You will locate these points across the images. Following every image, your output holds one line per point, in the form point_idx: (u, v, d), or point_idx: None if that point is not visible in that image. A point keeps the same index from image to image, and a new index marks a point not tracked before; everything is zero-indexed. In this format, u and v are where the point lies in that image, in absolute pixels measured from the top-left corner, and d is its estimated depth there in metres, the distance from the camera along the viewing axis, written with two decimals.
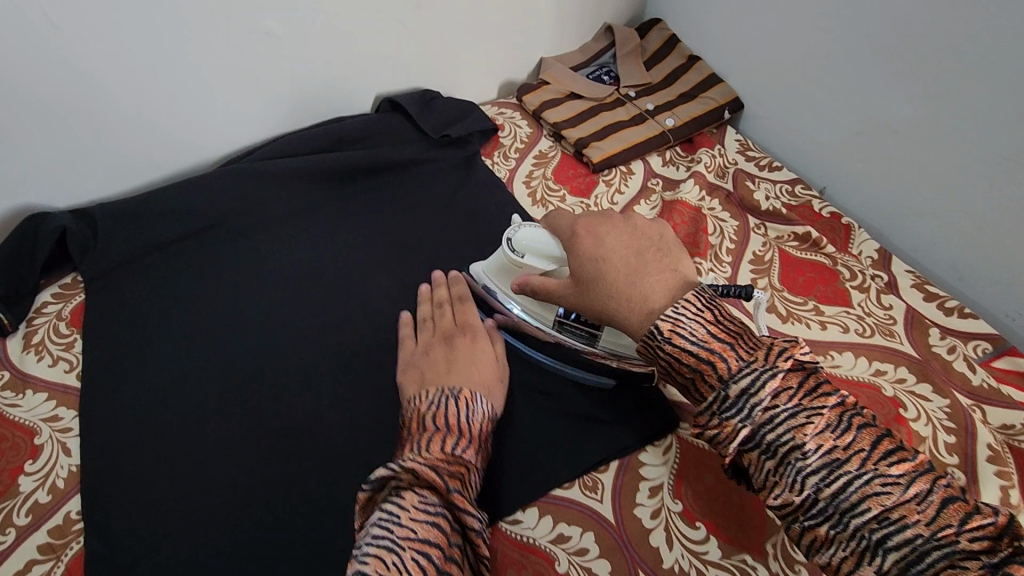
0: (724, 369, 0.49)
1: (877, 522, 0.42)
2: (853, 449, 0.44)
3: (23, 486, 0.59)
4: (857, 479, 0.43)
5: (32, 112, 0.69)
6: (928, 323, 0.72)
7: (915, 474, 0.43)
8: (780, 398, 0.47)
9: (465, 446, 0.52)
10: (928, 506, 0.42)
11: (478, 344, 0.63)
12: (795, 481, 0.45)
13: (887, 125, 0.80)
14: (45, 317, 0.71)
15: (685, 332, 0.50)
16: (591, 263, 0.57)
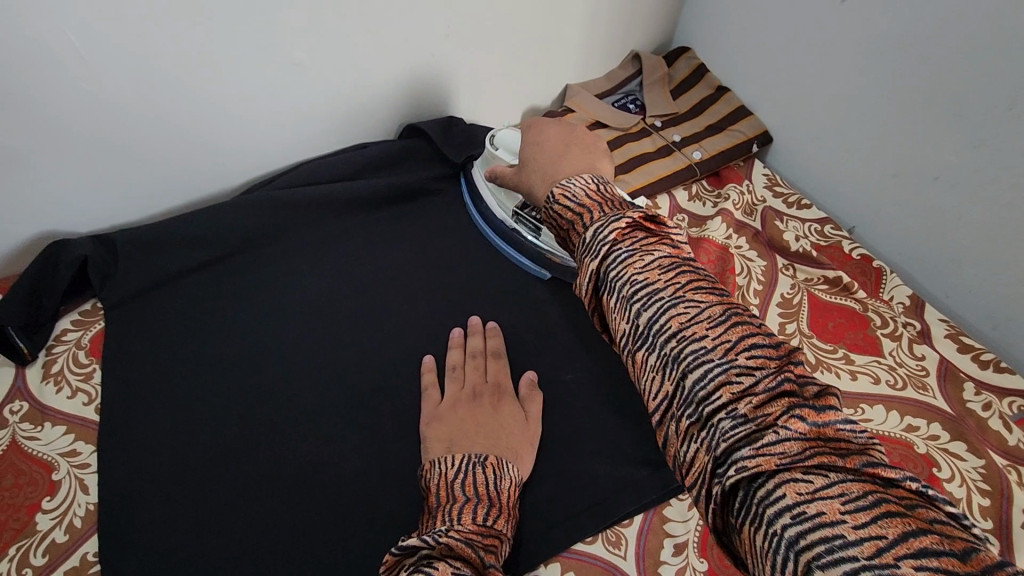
0: (589, 218, 0.50)
1: (678, 344, 0.40)
2: (671, 279, 0.43)
3: (40, 524, 0.58)
4: (668, 303, 0.42)
5: (59, 136, 0.68)
6: (963, 377, 0.70)
7: (725, 308, 0.42)
8: (618, 237, 0.46)
9: (495, 517, 0.51)
10: (724, 333, 0.40)
11: (508, 410, 0.62)
12: (622, 309, 0.43)
13: (925, 168, 0.78)
14: (65, 345, 0.70)
15: (570, 194, 0.53)
16: (531, 152, 0.68)
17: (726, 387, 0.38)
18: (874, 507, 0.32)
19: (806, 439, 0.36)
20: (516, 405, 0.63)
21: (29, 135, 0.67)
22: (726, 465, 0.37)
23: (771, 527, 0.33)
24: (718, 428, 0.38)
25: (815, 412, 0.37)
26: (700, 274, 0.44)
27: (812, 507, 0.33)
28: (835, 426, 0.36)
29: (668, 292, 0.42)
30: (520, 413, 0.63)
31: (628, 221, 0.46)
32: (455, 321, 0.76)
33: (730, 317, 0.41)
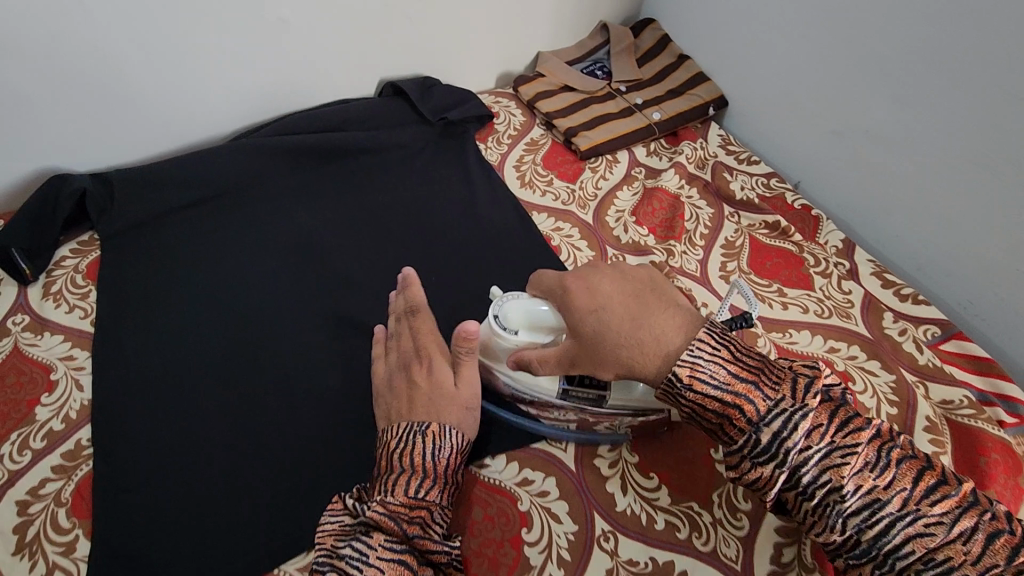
0: (750, 411, 0.46)
1: (924, 564, 0.41)
2: (890, 486, 0.43)
3: (39, 415, 0.64)
4: (898, 521, 0.42)
5: (63, 81, 0.75)
6: (884, 308, 0.76)
7: (958, 511, 0.42)
8: (810, 439, 0.44)
9: (427, 488, 0.53)
10: (974, 547, 0.41)
11: (438, 375, 0.59)
12: (831, 522, 0.43)
13: (858, 124, 0.85)
14: (63, 270, 0.76)
15: (706, 377, 0.47)
16: (591, 319, 0.53)
17: None
18: None
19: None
20: (447, 368, 0.59)
21: (35, 78, 0.73)
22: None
23: None
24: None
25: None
26: (915, 465, 0.44)
27: None
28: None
29: (894, 504, 0.42)
30: (451, 378, 0.59)
31: (811, 415, 0.45)
32: (423, 258, 0.82)
33: (971, 524, 0.41)
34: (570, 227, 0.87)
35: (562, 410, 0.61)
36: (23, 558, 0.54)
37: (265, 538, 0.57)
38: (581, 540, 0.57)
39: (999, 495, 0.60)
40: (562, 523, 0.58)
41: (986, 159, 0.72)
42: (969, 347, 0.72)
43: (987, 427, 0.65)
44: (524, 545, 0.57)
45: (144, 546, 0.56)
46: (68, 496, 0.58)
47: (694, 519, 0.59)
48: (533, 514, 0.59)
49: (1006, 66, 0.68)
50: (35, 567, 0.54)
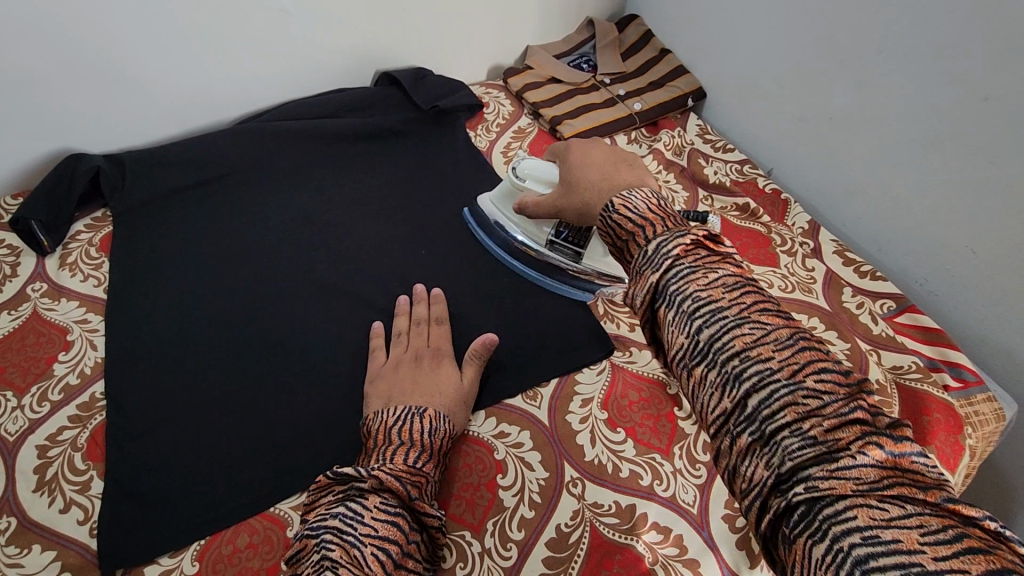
0: (650, 231, 0.48)
1: (744, 363, 0.40)
2: (738, 300, 0.43)
3: (56, 370, 0.69)
4: (732, 323, 0.41)
5: (79, 67, 0.81)
6: (843, 283, 0.82)
7: (794, 333, 0.41)
8: (681, 253, 0.45)
9: (424, 460, 0.57)
10: (793, 356, 0.39)
11: (446, 372, 0.67)
12: (680, 323, 0.43)
13: (823, 112, 0.90)
14: (78, 243, 0.82)
15: (632, 206, 0.51)
16: (576, 174, 0.66)
17: (793, 408, 0.38)
18: (954, 541, 0.32)
19: (882, 467, 0.35)
20: (454, 368, 0.68)
21: (52, 63, 0.79)
22: (791, 482, 0.36)
23: (835, 542, 0.33)
24: (783, 446, 0.37)
25: (891, 440, 0.36)
26: (765, 295, 0.43)
27: (887, 532, 0.33)
28: (911, 457, 0.36)
29: (734, 312, 0.42)
30: (457, 375, 0.67)
31: (693, 238, 0.46)
32: (413, 235, 0.88)
33: (798, 339, 0.40)
34: None
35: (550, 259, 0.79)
36: (42, 494, 0.60)
37: (263, 479, 0.63)
38: (552, 485, 0.62)
39: (939, 450, 0.66)
40: (534, 471, 0.63)
41: (934, 141, 0.77)
42: (922, 319, 0.77)
43: (932, 389, 0.70)
44: (499, 488, 0.62)
45: (152, 485, 0.61)
46: (84, 442, 0.64)
47: (657, 468, 0.64)
48: (508, 463, 0.64)
49: (981, 60, 0.70)
50: (53, 502, 0.59)
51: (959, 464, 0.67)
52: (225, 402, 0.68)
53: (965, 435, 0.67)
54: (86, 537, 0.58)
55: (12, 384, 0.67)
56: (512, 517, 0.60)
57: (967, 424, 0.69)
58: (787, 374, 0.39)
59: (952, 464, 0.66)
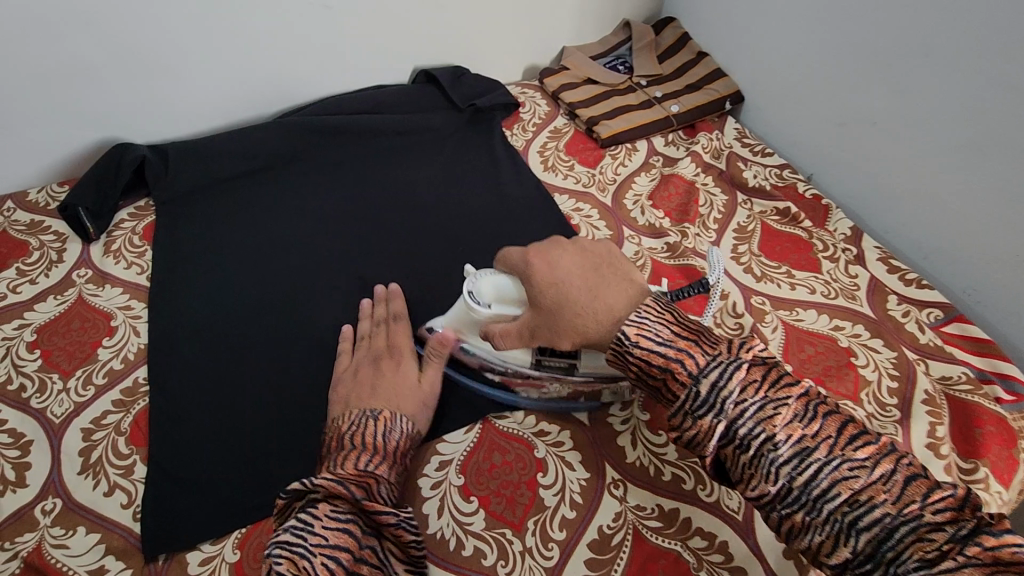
0: (691, 365, 0.50)
1: (847, 505, 0.45)
2: (820, 436, 0.47)
3: (101, 355, 0.70)
4: (825, 465, 0.46)
5: (131, 56, 0.82)
6: (888, 291, 0.80)
7: (882, 461, 0.46)
8: (745, 389, 0.49)
9: (376, 464, 0.54)
10: (892, 487, 0.45)
11: (403, 366, 0.64)
12: (767, 472, 0.47)
13: (865, 117, 0.89)
14: (122, 230, 0.83)
15: (651, 334, 0.52)
16: (550, 290, 0.58)
17: (915, 544, 0.42)
18: None
19: (982, 565, 0.41)
20: (413, 363, 0.64)
21: (104, 52, 0.80)
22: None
23: None
24: (901, 574, 0.42)
25: (991, 536, 0.42)
26: (837, 418, 0.48)
27: None
28: (1011, 550, 0.41)
29: (822, 452, 0.47)
30: (415, 370, 0.64)
31: (744, 369, 0.50)
32: (450, 231, 0.87)
33: (898, 470, 0.45)
34: (589, 208, 0.91)
35: (535, 377, 0.65)
36: (87, 476, 0.60)
37: (302, 469, 0.63)
38: (593, 486, 0.62)
39: (992, 463, 0.64)
40: (575, 470, 0.63)
41: (983, 147, 0.76)
42: (971, 329, 0.76)
43: (983, 401, 0.68)
44: (540, 487, 0.61)
45: (194, 471, 0.61)
46: (127, 426, 0.64)
47: (700, 472, 0.63)
48: (548, 461, 0.63)
49: None
50: (97, 485, 0.60)
51: (1014, 480, 0.64)
52: (264, 391, 0.68)
53: (1019, 449, 0.65)
54: (130, 521, 0.58)
55: (58, 367, 0.68)
56: (554, 517, 0.59)
57: (1022, 438, 0.67)
58: (889, 505, 0.44)
59: (1006, 479, 0.64)
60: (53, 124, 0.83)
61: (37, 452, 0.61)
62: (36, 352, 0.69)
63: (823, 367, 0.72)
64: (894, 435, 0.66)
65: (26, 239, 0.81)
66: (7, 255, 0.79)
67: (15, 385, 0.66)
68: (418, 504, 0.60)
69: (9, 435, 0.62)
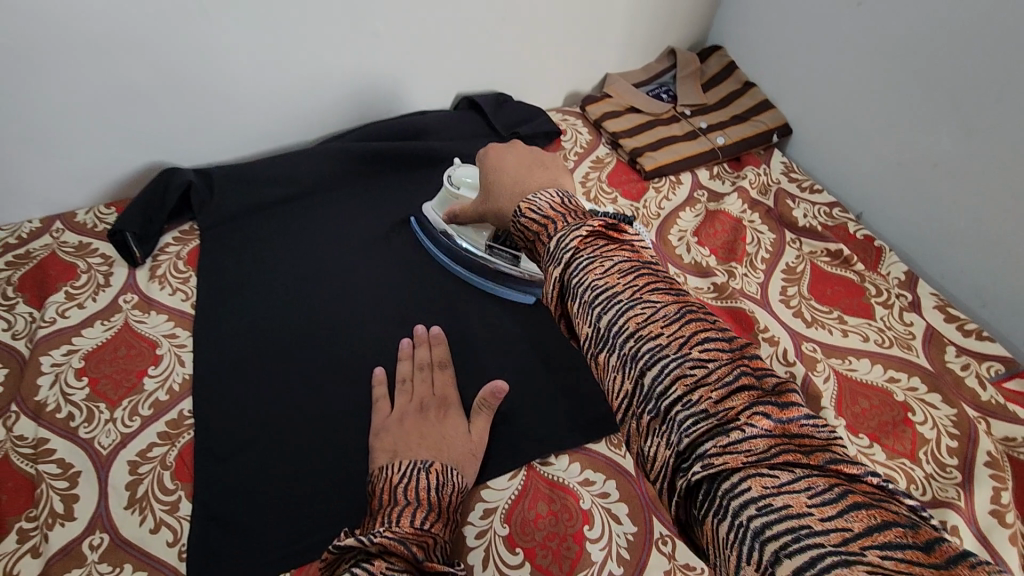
0: (553, 230, 0.50)
1: (641, 348, 0.40)
2: (633, 286, 0.43)
3: (146, 385, 0.70)
4: (627, 307, 0.42)
5: (184, 81, 0.83)
6: (946, 342, 0.77)
7: (683, 314, 0.42)
8: (580, 245, 0.46)
9: (432, 521, 0.53)
10: (685, 335, 0.40)
11: (452, 421, 0.64)
12: (584, 313, 0.43)
13: (926, 158, 0.86)
14: (167, 255, 0.83)
15: (536, 208, 0.53)
16: (494, 175, 0.64)
17: (688, 384, 0.38)
18: (838, 499, 0.32)
19: (771, 436, 0.35)
20: (462, 419, 0.65)
21: (159, 78, 0.81)
22: (691, 461, 0.36)
23: (735, 516, 0.33)
24: (678, 423, 0.37)
25: (778, 409, 0.36)
26: (658, 279, 0.44)
27: (779, 500, 0.32)
28: (799, 422, 0.36)
29: (627, 297, 0.42)
30: (465, 427, 0.64)
31: (590, 230, 0.47)
32: None
33: (687, 318, 0.41)
34: None
35: (487, 263, 0.80)
36: (134, 512, 0.60)
37: (345, 511, 0.62)
38: (640, 541, 0.60)
39: None
40: (622, 524, 0.61)
41: None
42: None
43: None
44: (587, 540, 0.60)
45: (237, 510, 0.61)
46: (172, 460, 0.64)
47: None
48: (594, 513, 0.62)
49: None
50: (144, 521, 0.60)
51: None
52: (308, 427, 0.68)
53: None
54: (175, 560, 0.58)
55: (105, 396, 0.68)
56: (602, 573, 0.58)
57: None
58: (676, 350, 0.39)
59: None
60: (104, 147, 0.84)
61: (84, 484, 0.61)
62: (84, 380, 0.69)
63: (878, 423, 0.70)
64: (957, 499, 0.63)
65: (74, 261, 0.82)
66: (56, 278, 0.79)
67: (63, 413, 0.67)
68: (463, 555, 0.58)
69: (57, 466, 0.62)
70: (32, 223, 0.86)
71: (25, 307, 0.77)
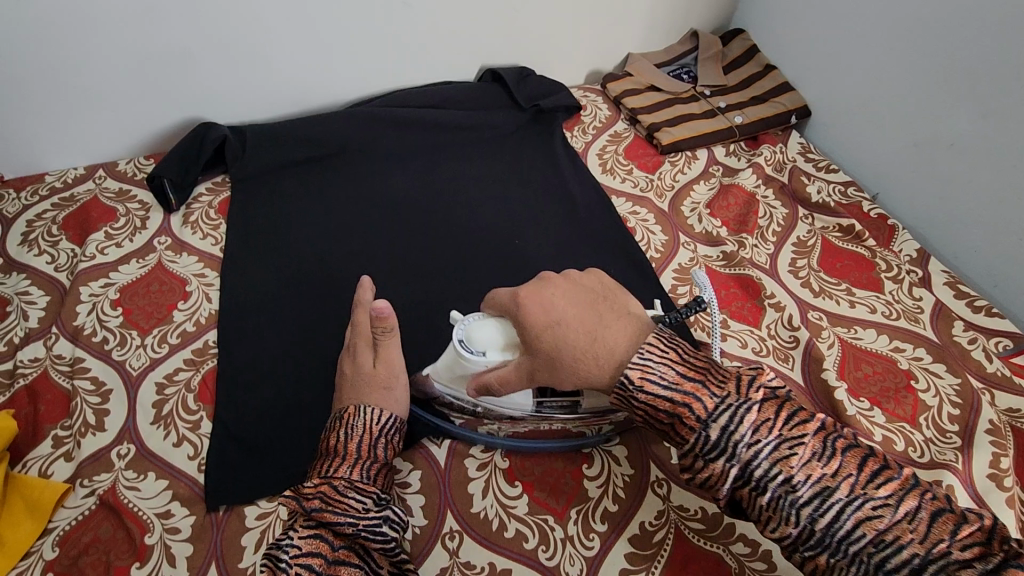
0: (701, 409, 0.46)
1: (874, 546, 0.41)
2: (838, 472, 0.43)
3: (175, 317, 0.74)
4: (848, 506, 0.42)
5: (222, 43, 0.88)
6: (954, 317, 0.78)
7: (902, 492, 0.42)
8: (755, 432, 0.45)
9: (335, 465, 0.53)
10: (912, 522, 0.41)
11: (361, 360, 0.61)
12: (787, 513, 0.43)
13: (943, 137, 0.86)
14: (200, 203, 0.88)
15: (655, 378, 0.47)
16: (551, 339, 0.51)
17: None
18: None
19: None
20: (368, 351, 0.62)
21: (199, 38, 0.86)
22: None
23: None
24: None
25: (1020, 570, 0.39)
26: (854, 449, 0.44)
27: None
28: None
29: (842, 490, 0.43)
30: (372, 361, 0.61)
31: (756, 410, 0.45)
32: (506, 225, 0.89)
33: (909, 499, 0.42)
34: (646, 212, 0.91)
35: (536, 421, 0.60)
36: (159, 427, 0.64)
37: None
38: (637, 482, 0.62)
39: None
40: (620, 466, 0.63)
41: None
42: None
43: None
44: (584, 478, 0.62)
45: (253, 432, 0.65)
46: (196, 384, 0.68)
47: None
48: (594, 454, 0.64)
49: None
50: (167, 436, 0.64)
51: None
52: (325, 362, 0.71)
53: None
54: (195, 471, 0.61)
55: (136, 325, 0.73)
56: (596, 508, 0.60)
57: None
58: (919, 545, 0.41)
59: None
60: (147, 102, 0.90)
61: (115, 400, 0.66)
62: (118, 309, 0.74)
63: (880, 388, 0.70)
64: (955, 462, 0.64)
65: (114, 205, 0.87)
66: (97, 219, 0.84)
67: (98, 338, 0.71)
68: (464, 483, 0.61)
69: (91, 382, 0.67)
70: (78, 170, 0.92)
71: (67, 243, 0.82)
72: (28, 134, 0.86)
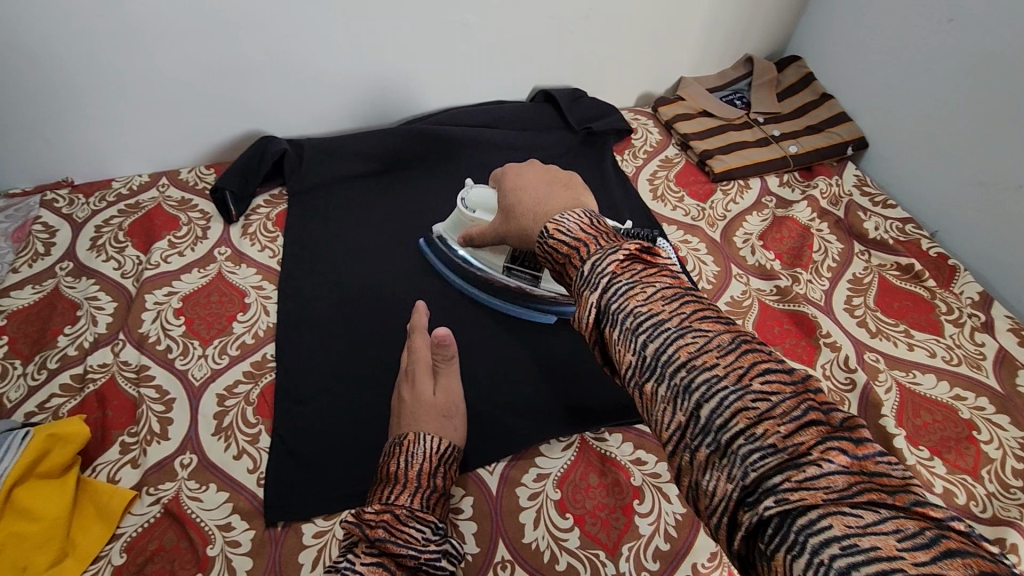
0: (585, 251, 0.45)
1: (688, 373, 0.36)
2: (673, 308, 0.39)
3: (235, 328, 0.76)
4: (673, 333, 0.38)
5: (286, 59, 0.90)
6: (1018, 365, 0.76)
7: (732, 334, 0.37)
8: (616, 268, 0.42)
9: (398, 493, 0.55)
10: (735, 360, 0.36)
11: (420, 388, 0.64)
12: (626, 340, 0.39)
13: (1012, 178, 0.84)
14: (259, 216, 0.90)
15: (565, 228, 0.48)
16: (513, 199, 0.64)
17: (743, 413, 0.34)
18: (931, 544, 0.28)
19: (848, 471, 0.31)
20: (428, 378, 0.65)
21: (265, 54, 0.88)
22: (759, 495, 0.32)
23: (814, 557, 0.29)
24: (739, 456, 0.33)
25: (853, 443, 0.32)
26: (704, 303, 0.40)
27: (865, 540, 0.28)
28: (874, 458, 0.32)
29: (673, 321, 0.38)
30: (431, 389, 0.65)
31: (625, 252, 0.43)
32: None
33: (739, 342, 0.37)
34: (698, 241, 0.91)
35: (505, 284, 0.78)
36: (220, 439, 0.66)
37: None
38: (688, 521, 0.61)
39: None
40: (672, 503, 0.62)
41: None
42: None
43: None
44: (636, 514, 0.62)
45: (310, 449, 0.66)
46: (255, 398, 0.70)
47: None
48: (645, 489, 0.64)
49: None
50: (228, 449, 0.65)
51: None
52: (378, 380, 0.72)
53: None
54: (254, 485, 0.63)
55: (198, 335, 0.75)
56: (648, 546, 0.60)
57: None
58: (731, 377, 0.35)
59: None
60: (212, 114, 0.92)
61: (178, 409, 0.68)
62: (181, 319, 0.76)
63: (940, 437, 0.69)
64: (1020, 520, 0.62)
65: (176, 214, 0.89)
66: (161, 227, 0.87)
67: (161, 346, 0.73)
68: (516, 514, 0.61)
69: (156, 390, 0.69)
70: (142, 177, 0.95)
71: (132, 250, 0.85)
72: (99, 141, 0.89)
